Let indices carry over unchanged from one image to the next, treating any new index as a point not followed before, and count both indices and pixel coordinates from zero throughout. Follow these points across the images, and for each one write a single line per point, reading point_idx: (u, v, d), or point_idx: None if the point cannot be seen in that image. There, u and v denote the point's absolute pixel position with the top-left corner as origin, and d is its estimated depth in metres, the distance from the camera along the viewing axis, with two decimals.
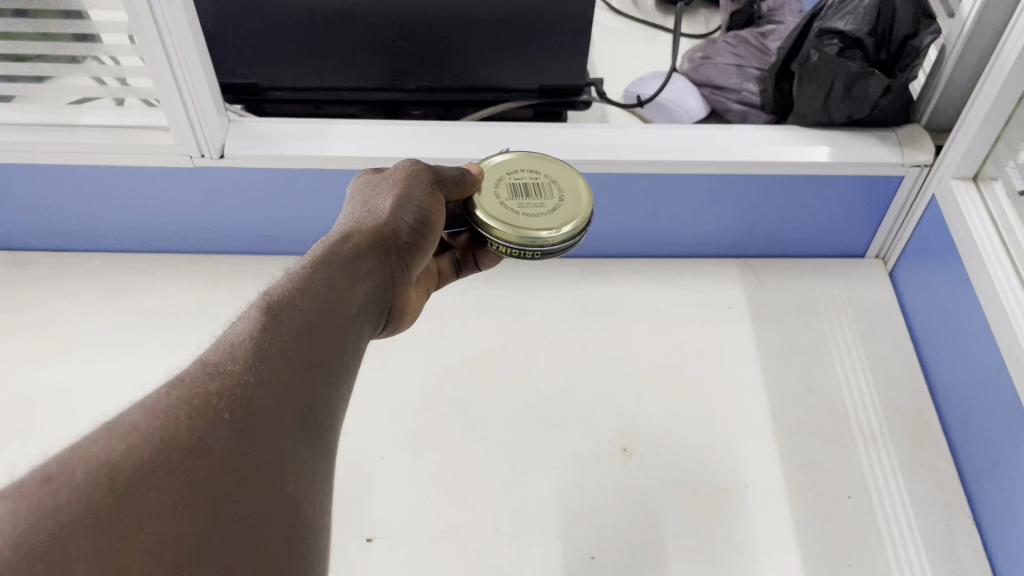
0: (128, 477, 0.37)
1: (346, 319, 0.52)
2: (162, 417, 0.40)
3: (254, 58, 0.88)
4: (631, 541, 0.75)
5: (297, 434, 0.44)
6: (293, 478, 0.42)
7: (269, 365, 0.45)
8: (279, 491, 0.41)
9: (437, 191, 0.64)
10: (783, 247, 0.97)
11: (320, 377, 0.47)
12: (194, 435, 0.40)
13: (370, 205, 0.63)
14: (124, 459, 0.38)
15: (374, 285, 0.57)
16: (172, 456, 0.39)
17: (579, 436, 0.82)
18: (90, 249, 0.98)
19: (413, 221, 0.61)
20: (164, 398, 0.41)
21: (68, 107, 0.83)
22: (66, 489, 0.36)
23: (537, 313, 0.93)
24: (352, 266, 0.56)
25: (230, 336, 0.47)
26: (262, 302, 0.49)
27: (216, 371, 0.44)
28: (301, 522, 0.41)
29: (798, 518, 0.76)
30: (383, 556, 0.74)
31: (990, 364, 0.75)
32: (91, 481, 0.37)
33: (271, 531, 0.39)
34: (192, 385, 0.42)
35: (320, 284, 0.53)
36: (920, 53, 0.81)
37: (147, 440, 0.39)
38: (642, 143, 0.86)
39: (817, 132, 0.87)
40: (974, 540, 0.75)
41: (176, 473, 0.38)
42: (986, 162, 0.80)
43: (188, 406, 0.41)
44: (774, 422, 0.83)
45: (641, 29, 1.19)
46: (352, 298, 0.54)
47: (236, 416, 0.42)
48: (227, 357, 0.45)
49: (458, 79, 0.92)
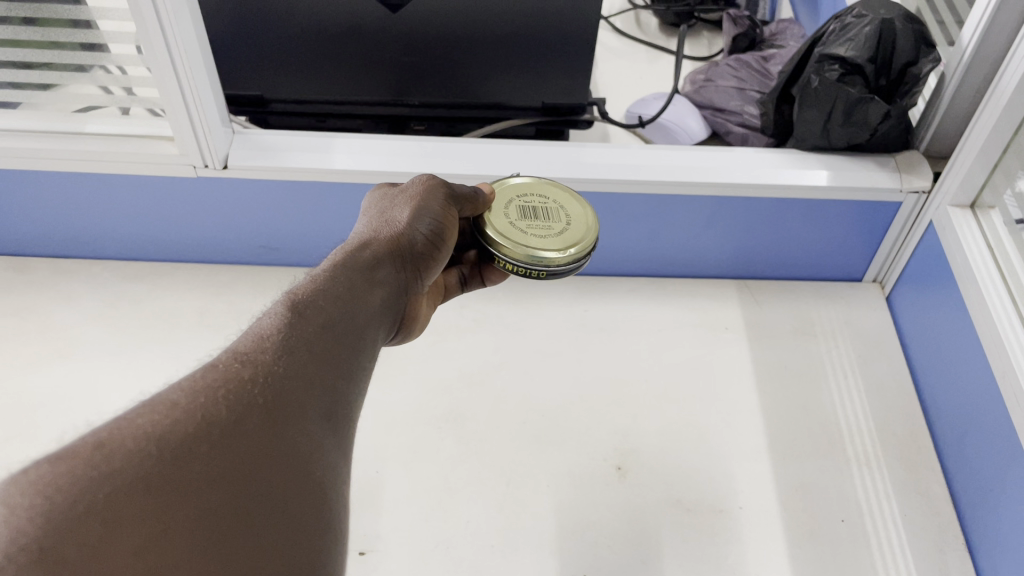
0: (175, 448, 0.37)
1: (364, 319, 0.52)
2: (202, 396, 0.40)
3: (260, 71, 0.89)
4: (622, 560, 0.75)
5: (323, 424, 0.44)
6: (322, 463, 0.42)
7: (295, 358, 0.45)
8: (308, 474, 0.41)
9: (451, 205, 0.65)
10: (781, 269, 0.98)
11: (343, 375, 0.48)
12: (232, 414, 0.40)
13: (387, 214, 0.63)
14: (171, 431, 0.37)
15: (392, 288, 0.57)
16: (213, 433, 0.38)
17: (574, 453, 0.82)
18: (91, 256, 0.98)
19: (429, 231, 0.62)
20: (200, 379, 0.42)
21: (75, 114, 0.84)
22: (119, 454, 0.36)
23: (535, 330, 0.93)
24: (371, 271, 0.57)
25: (256, 331, 0.47)
26: (287, 300, 0.50)
27: (248, 360, 0.44)
28: (328, 508, 0.41)
29: (791, 540, 0.76)
30: (374, 569, 0.74)
31: (985, 393, 0.76)
32: (141, 449, 0.36)
33: (303, 509, 0.39)
34: (225, 371, 0.43)
35: (341, 285, 0.53)
36: (920, 80, 0.82)
37: (190, 415, 0.39)
38: (642, 163, 0.87)
39: (817, 157, 0.88)
40: (966, 566, 0.75)
41: (218, 447, 0.38)
42: (983, 190, 0.81)
43: (224, 388, 0.41)
44: (768, 443, 0.84)
45: (644, 50, 1.20)
46: (370, 301, 0.54)
47: (269, 399, 0.42)
48: (257, 347, 0.45)
49: (462, 95, 0.93)
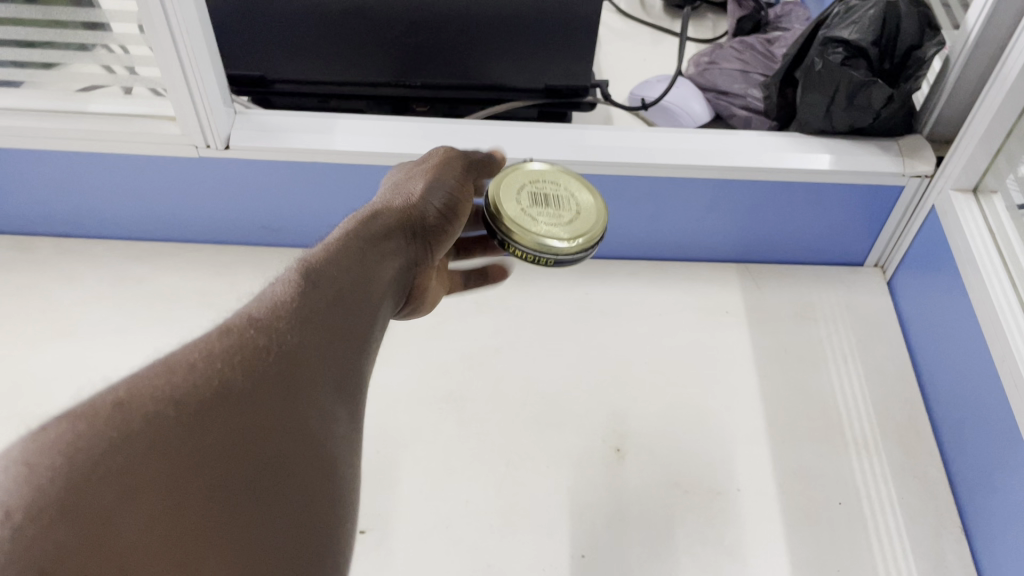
0: (191, 412, 0.37)
1: (376, 292, 0.53)
2: (218, 359, 0.41)
3: (262, 51, 0.89)
4: (620, 541, 0.75)
5: (333, 397, 0.44)
6: (331, 437, 0.43)
7: (311, 324, 0.46)
8: (316, 447, 0.41)
9: (461, 186, 0.65)
10: (782, 253, 0.98)
11: (355, 344, 0.48)
12: (247, 380, 0.40)
13: (402, 187, 0.64)
14: (187, 396, 0.38)
15: (404, 263, 0.58)
16: (229, 399, 0.39)
17: (573, 435, 0.83)
18: (94, 236, 0.98)
19: (441, 206, 0.63)
20: (218, 343, 0.42)
21: (77, 93, 0.83)
22: (137, 415, 0.36)
23: (536, 313, 0.94)
24: (385, 244, 0.57)
25: (269, 296, 0.47)
26: (301, 267, 0.50)
27: (264, 325, 0.44)
28: (334, 481, 0.42)
29: (789, 523, 0.77)
30: (373, 548, 0.74)
31: (984, 376, 0.76)
32: (159, 411, 0.36)
33: (310, 481, 0.40)
34: (241, 334, 0.43)
35: (353, 254, 0.53)
36: (924, 64, 0.81)
37: (206, 379, 0.39)
38: (644, 146, 0.87)
39: (819, 140, 0.87)
40: (962, 549, 0.76)
41: (234, 415, 0.38)
42: (986, 175, 0.81)
43: (240, 352, 0.41)
44: (768, 427, 0.84)
45: (648, 32, 1.19)
46: (383, 273, 0.55)
47: (284, 366, 0.42)
48: (274, 313, 0.45)
49: (464, 77, 0.93)
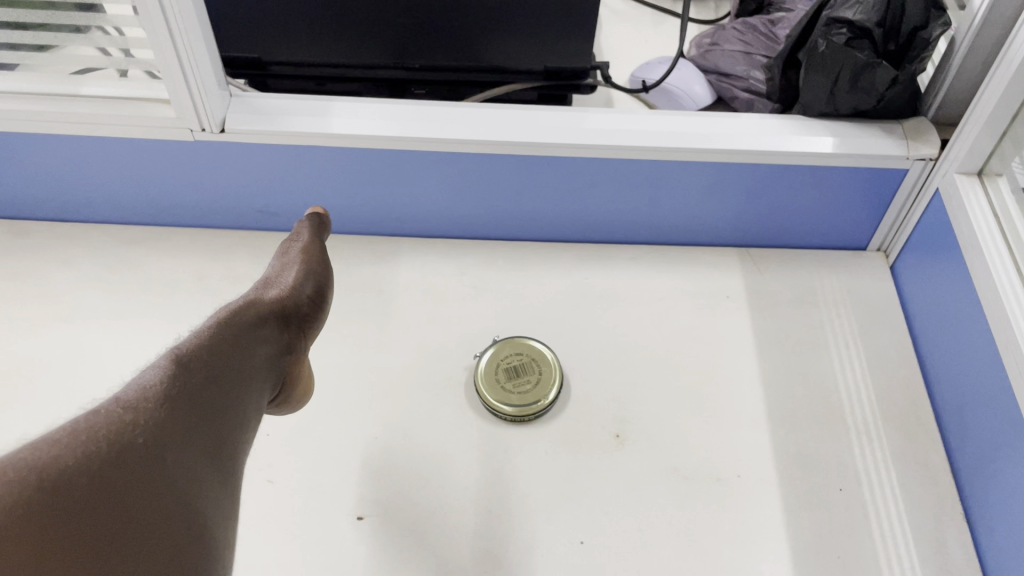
0: (56, 481, 0.42)
1: (247, 371, 0.58)
2: (87, 433, 0.46)
3: (257, 33, 0.88)
4: (619, 528, 0.75)
5: (203, 465, 0.50)
6: (198, 499, 0.48)
7: (182, 401, 0.51)
8: (183, 507, 0.47)
9: (329, 273, 0.77)
10: (783, 237, 0.97)
11: (218, 421, 0.52)
12: (114, 449, 0.45)
13: (275, 278, 0.74)
14: (54, 465, 0.43)
15: (270, 343, 0.63)
16: (94, 468, 0.44)
17: (573, 420, 0.82)
18: (90, 221, 0.98)
19: (313, 291, 0.73)
20: (84, 421, 0.47)
21: (71, 76, 0.82)
22: (3, 486, 0.41)
23: (535, 297, 0.93)
24: (253, 327, 0.63)
25: (140, 379, 0.52)
26: (174, 349, 0.55)
27: (134, 403, 0.49)
28: (201, 539, 0.47)
29: (789, 510, 0.76)
30: (372, 535, 0.74)
31: (987, 362, 0.75)
32: (25, 480, 0.41)
33: (171, 538, 0.45)
34: (108, 413, 0.48)
35: (224, 338, 0.58)
36: (929, 45, 0.79)
37: (75, 451, 0.44)
38: (644, 128, 0.85)
39: (822, 123, 0.86)
40: (964, 536, 0.75)
41: (98, 483, 0.44)
42: (991, 158, 0.79)
43: (106, 429, 0.46)
44: (768, 413, 0.83)
45: (650, 13, 1.17)
46: (253, 352, 0.60)
47: (149, 440, 0.47)
48: (140, 392, 0.50)
49: (462, 59, 0.92)
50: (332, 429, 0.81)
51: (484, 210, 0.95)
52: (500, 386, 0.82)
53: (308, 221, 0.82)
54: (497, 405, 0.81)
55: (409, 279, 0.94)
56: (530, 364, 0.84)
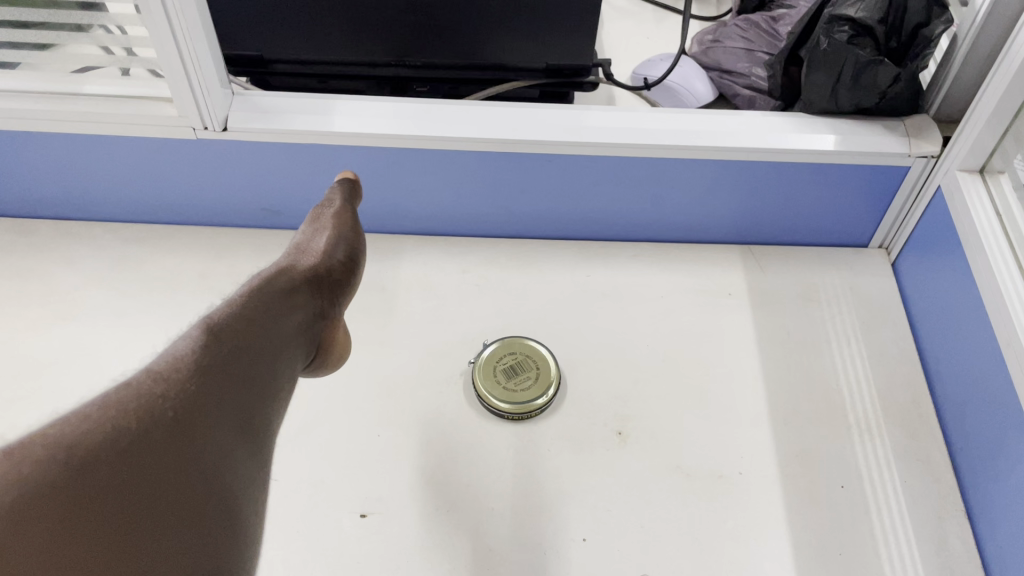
0: (67, 478, 0.38)
1: (284, 341, 0.54)
2: (105, 421, 0.41)
3: (259, 31, 0.88)
4: (622, 525, 0.75)
5: (236, 450, 0.45)
6: (231, 491, 0.43)
7: (210, 378, 0.46)
8: (215, 499, 0.42)
9: (361, 235, 0.73)
10: (785, 234, 0.97)
11: (252, 399, 0.48)
12: (135, 436, 0.41)
13: (307, 243, 0.70)
14: (66, 457, 0.38)
15: (307, 310, 0.60)
16: (112, 460, 0.39)
17: (575, 417, 0.82)
18: (92, 219, 0.98)
19: (347, 256, 0.69)
20: (103, 403, 0.42)
21: (73, 75, 0.83)
22: (5, 486, 0.36)
23: (537, 295, 0.93)
24: (288, 294, 0.59)
25: (170, 349, 0.48)
26: (202, 321, 0.50)
27: (158, 380, 0.44)
28: (235, 536, 0.42)
29: (791, 507, 0.76)
30: (375, 532, 0.74)
31: (989, 359, 0.75)
32: (32, 478, 0.37)
33: (203, 536, 0.40)
34: (137, 387, 0.43)
35: (259, 306, 0.54)
36: (931, 42, 0.79)
37: (96, 430, 0.40)
38: (646, 126, 0.85)
39: (824, 120, 0.86)
40: (965, 532, 0.76)
41: (120, 471, 0.39)
42: (993, 155, 0.79)
43: (134, 404, 0.42)
44: (769, 410, 0.84)
45: (651, 10, 1.17)
46: (289, 321, 0.56)
47: (177, 420, 0.43)
48: (169, 368, 0.45)
49: (464, 57, 0.92)
50: (334, 427, 0.81)
51: (486, 208, 0.95)
52: (499, 383, 0.82)
53: (336, 186, 0.79)
54: (495, 403, 0.81)
55: (411, 277, 0.94)
56: (527, 362, 0.85)
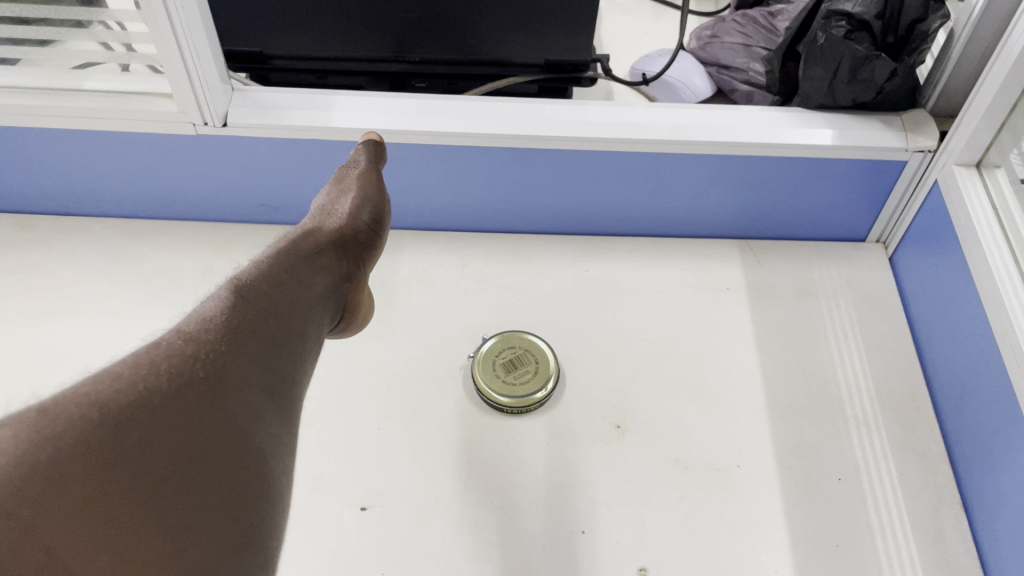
0: (116, 416, 0.42)
1: (306, 303, 0.58)
2: (146, 368, 0.45)
3: (258, 27, 0.88)
4: (621, 517, 0.76)
5: (262, 400, 0.50)
6: (258, 436, 0.48)
7: (239, 335, 0.51)
8: (242, 444, 0.47)
9: (384, 198, 0.77)
10: (783, 229, 0.97)
11: (275, 355, 0.52)
12: (174, 384, 0.45)
13: (331, 206, 0.73)
14: (113, 398, 0.43)
15: (329, 274, 0.64)
16: (155, 403, 0.44)
17: (573, 411, 0.83)
18: (93, 214, 0.98)
19: (369, 218, 0.73)
20: (144, 355, 0.47)
21: (73, 70, 0.83)
22: (62, 420, 0.41)
23: (536, 290, 0.94)
24: (313, 258, 0.63)
25: (200, 312, 0.52)
26: (231, 283, 0.55)
27: (191, 338, 0.49)
28: (262, 478, 0.47)
29: (789, 498, 0.77)
30: (375, 525, 0.75)
31: (985, 351, 0.76)
32: (84, 415, 0.41)
33: (233, 476, 0.45)
34: (168, 347, 0.48)
35: (283, 272, 0.59)
36: (928, 37, 0.80)
37: (133, 385, 0.44)
38: (644, 121, 0.86)
39: (821, 115, 0.86)
40: (961, 524, 0.76)
41: (160, 415, 0.44)
42: (990, 150, 0.80)
43: (167, 363, 0.46)
44: (767, 403, 0.84)
45: (650, 5, 1.18)
46: (312, 285, 0.61)
47: (208, 374, 0.47)
48: (201, 326, 0.50)
49: (463, 52, 0.92)
50: (334, 421, 0.82)
51: (485, 203, 0.95)
52: (499, 376, 0.82)
53: (361, 147, 0.80)
54: (495, 396, 0.81)
55: (410, 272, 0.94)
56: (526, 355, 0.85)
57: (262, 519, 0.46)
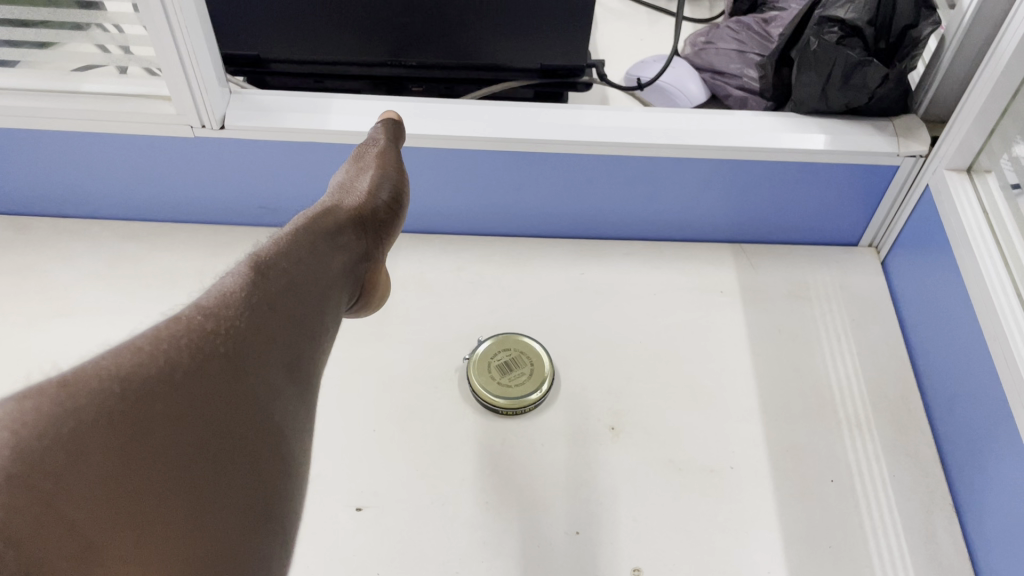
0: (135, 390, 0.43)
1: (326, 280, 0.59)
2: (166, 343, 0.46)
3: (255, 32, 0.89)
4: (614, 516, 0.76)
5: (280, 378, 0.50)
6: (277, 413, 0.49)
7: (259, 311, 0.51)
8: (260, 420, 0.47)
9: (403, 176, 0.77)
10: (776, 232, 0.98)
11: (297, 331, 0.53)
12: (193, 360, 0.46)
13: (350, 183, 0.74)
14: (134, 373, 0.43)
15: (351, 252, 0.65)
16: (175, 378, 0.44)
17: (568, 413, 0.83)
18: (91, 217, 0.99)
19: (389, 198, 0.74)
20: (165, 328, 0.47)
21: (72, 73, 0.83)
22: (83, 392, 0.41)
23: (531, 293, 0.94)
24: (333, 236, 0.64)
25: (219, 287, 0.52)
26: (251, 260, 0.55)
27: (212, 313, 0.49)
28: (278, 452, 0.48)
29: (782, 500, 0.78)
30: (371, 525, 0.75)
31: (975, 354, 0.76)
32: (105, 388, 0.42)
33: (250, 451, 0.46)
34: (189, 321, 0.48)
35: (303, 250, 0.59)
36: (920, 43, 0.81)
37: (154, 359, 0.45)
38: (641, 125, 0.86)
39: (815, 120, 0.87)
40: (952, 525, 0.77)
41: (179, 391, 0.44)
42: (980, 155, 0.81)
43: (186, 338, 0.47)
44: (761, 405, 0.85)
45: (644, 12, 1.18)
46: (332, 263, 0.61)
47: (228, 350, 0.48)
48: (220, 302, 0.50)
49: (459, 58, 0.92)
50: (330, 421, 0.82)
51: (481, 207, 0.96)
52: (494, 378, 0.83)
53: (379, 126, 0.80)
54: (490, 397, 0.82)
55: (407, 275, 0.95)
56: (521, 357, 0.85)
57: (281, 493, 0.47)
